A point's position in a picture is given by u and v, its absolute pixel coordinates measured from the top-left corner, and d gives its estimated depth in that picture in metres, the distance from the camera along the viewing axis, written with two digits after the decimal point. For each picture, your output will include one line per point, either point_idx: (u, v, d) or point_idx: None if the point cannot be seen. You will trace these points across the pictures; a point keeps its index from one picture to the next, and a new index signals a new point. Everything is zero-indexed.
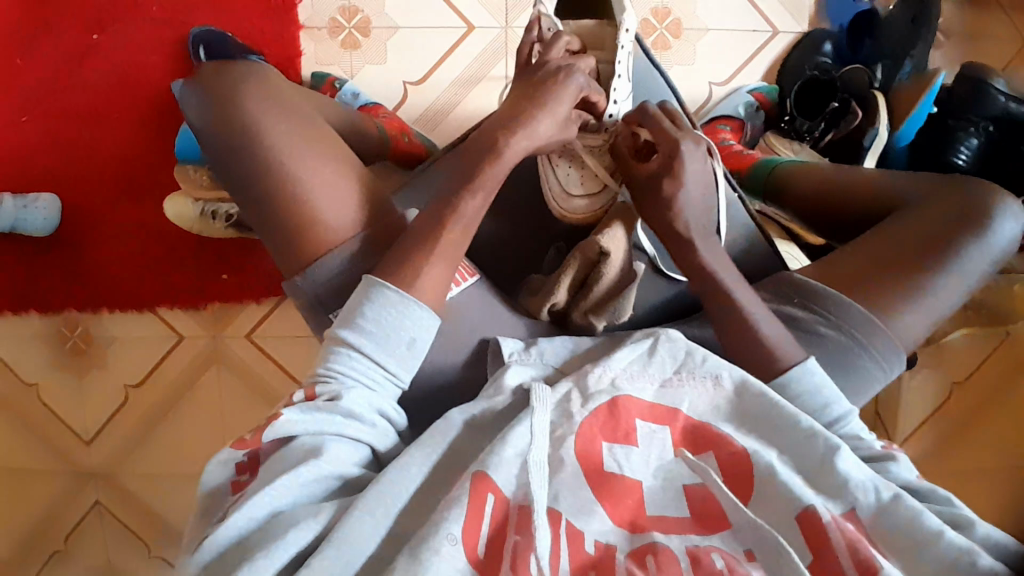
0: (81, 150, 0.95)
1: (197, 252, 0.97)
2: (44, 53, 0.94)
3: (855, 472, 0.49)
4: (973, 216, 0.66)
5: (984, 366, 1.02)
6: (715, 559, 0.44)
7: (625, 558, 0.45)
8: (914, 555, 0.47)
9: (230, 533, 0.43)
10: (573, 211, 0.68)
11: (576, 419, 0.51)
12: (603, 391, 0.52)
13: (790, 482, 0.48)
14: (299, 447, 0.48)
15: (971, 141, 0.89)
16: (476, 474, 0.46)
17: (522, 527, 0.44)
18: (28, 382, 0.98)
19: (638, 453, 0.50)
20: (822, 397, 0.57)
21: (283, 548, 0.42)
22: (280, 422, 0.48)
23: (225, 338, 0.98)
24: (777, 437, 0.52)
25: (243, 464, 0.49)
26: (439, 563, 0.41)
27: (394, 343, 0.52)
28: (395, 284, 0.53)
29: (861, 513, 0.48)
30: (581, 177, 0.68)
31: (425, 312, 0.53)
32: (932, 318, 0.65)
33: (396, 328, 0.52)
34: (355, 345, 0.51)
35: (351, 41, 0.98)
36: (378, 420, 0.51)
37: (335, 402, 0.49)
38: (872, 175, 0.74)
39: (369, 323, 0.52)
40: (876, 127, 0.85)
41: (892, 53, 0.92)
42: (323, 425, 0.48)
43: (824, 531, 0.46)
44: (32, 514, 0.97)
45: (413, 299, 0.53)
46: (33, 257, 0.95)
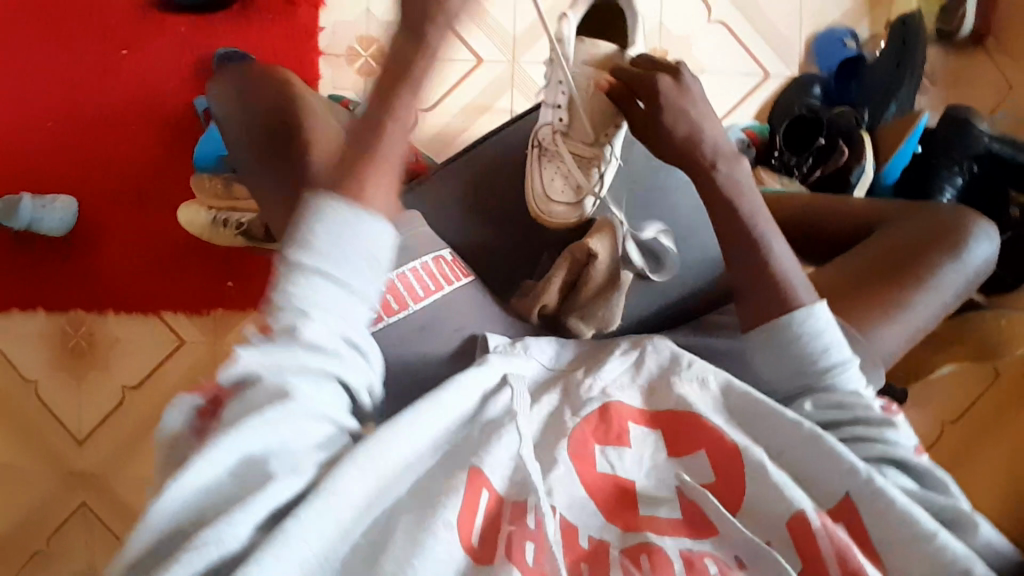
0: (103, 158, 1.01)
1: (206, 260, 1.01)
2: (76, 65, 1.01)
3: (846, 454, 0.55)
4: (947, 238, 0.70)
5: (974, 406, 1.03)
6: (707, 563, 0.49)
7: (619, 554, 0.50)
8: (909, 548, 0.52)
9: (186, 489, 0.43)
10: (551, 215, 0.73)
11: (568, 425, 0.56)
12: (594, 400, 0.58)
13: (780, 482, 0.54)
14: (259, 389, 0.46)
15: (955, 179, 0.93)
16: (472, 467, 0.51)
17: (516, 519, 0.50)
18: (26, 377, 1.00)
19: (630, 454, 0.55)
20: (823, 341, 0.59)
21: (259, 503, 0.43)
22: (236, 361, 0.46)
23: (226, 345, 1.01)
24: (764, 434, 0.58)
25: (205, 409, 0.49)
26: (436, 543, 0.46)
27: (352, 260, 0.47)
28: (347, 200, 0.48)
29: (855, 497, 0.54)
30: (563, 186, 0.73)
31: (378, 223, 0.48)
32: (913, 332, 0.68)
33: (348, 241, 0.47)
34: (316, 270, 0.46)
35: (367, 68, 1.05)
36: (344, 348, 0.48)
37: (294, 334, 0.46)
38: (858, 204, 0.78)
39: (319, 243, 0.46)
40: (864, 165, 0.90)
41: (877, 96, 0.99)
42: (286, 359, 0.46)
43: (812, 537, 0.51)
44: (18, 511, 0.98)
45: (362, 210, 0.48)
46: (47, 256, 1.00)
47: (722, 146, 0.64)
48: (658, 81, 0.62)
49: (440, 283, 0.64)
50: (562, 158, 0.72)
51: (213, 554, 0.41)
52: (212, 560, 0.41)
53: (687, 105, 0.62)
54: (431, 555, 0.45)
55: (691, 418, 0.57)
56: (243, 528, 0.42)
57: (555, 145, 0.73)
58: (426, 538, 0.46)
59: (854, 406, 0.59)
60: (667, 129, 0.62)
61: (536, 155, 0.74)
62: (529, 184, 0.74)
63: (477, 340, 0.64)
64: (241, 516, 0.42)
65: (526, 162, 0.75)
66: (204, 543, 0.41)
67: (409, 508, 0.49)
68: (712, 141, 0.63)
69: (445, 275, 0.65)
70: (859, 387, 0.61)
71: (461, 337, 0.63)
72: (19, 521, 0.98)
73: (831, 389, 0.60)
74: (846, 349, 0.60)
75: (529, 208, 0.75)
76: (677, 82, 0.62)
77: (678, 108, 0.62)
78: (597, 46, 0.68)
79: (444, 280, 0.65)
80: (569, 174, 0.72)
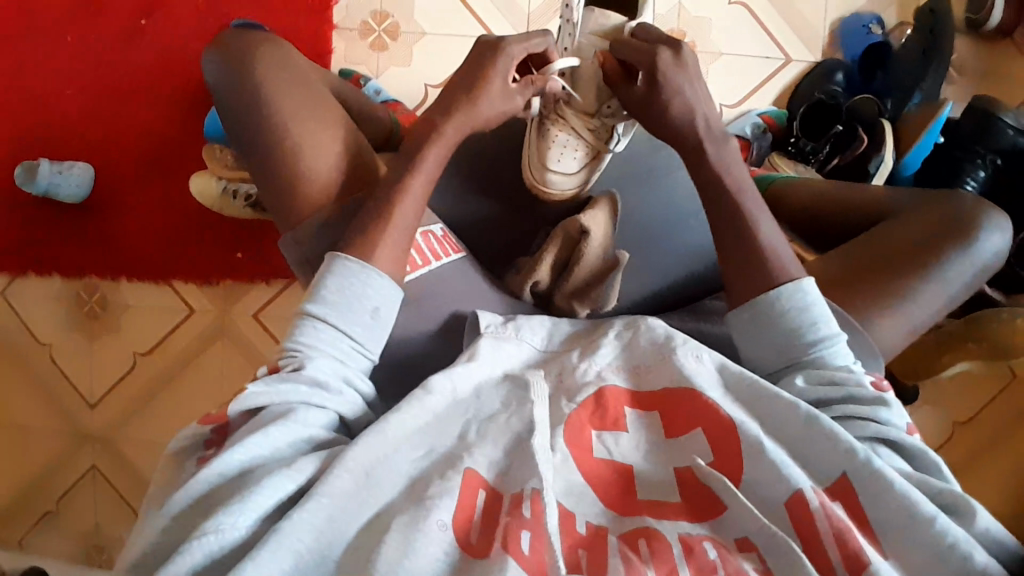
0: (120, 126, 1.02)
1: (215, 230, 1.02)
2: (98, 34, 1.03)
3: (840, 431, 0.52)
4: (959, 228, 0.68)
5: (988, 407, 1.00)
6: (707, 549, 0.47)
7: (617, 540, 0.48)
8: (903, 537, 0.49)
9: (192, 494, 0.46)
10: (548, 185, 0.72)
11: (564, 410, 0.55)
12: (590, 383, 0.57)
13: (775, 456, 0.51)
14: (269, 414, 0.51)
15: (977, 173, 0.90)
16: (465, 469, 0.50)
17: (513, 510, 0.48)
18: (42, 341, 1.03)
19: (627, 439, 0.54)
20: (811, 315, 0.58)
21: (248, 510, 0.45)
22: (246, 395, 0.52)
23: (232, 315, 1.02)
24: (759, 409, 0.55)
25: (211, 440, 0.53)
26: (428, 542, 0.45)
27: (356, 314, 0.56)
28: (356, 256, 0.57)
29: (852, 478, 0.51)
30: (563, 154, 0.71)
31: (384, 281, 0.57)
32: (914, 325, 0.66)
33: (359, 298, 0.56)
34: (320, 319, 0.55)
35: (380, 43, 1.04)
36: (344, 389, 0.54)
37: (299, 371, 0.53)
38: (876, 192, 0.77)
39: (330, 292, 0.56)
40: (882, 155, 0.87)
41: (902, 84, 0.95)
42: (291, 393, 0.52)
43: (811, 518, 0.49)
44: (33, 468, 1.02)
45: (372, 269, 0.57)
46: (63, 222, 1.02)
47: (715, 124, 0.64)
48: (661, 58, 0.62)
49: (428, 258, 0.66)
50: (566, 125, 0.71)
51: (214, 544, 0.44)
52: (216, 550, 0.44)
53: (683, 82, 0.62)
54: (423, 554, 0.44)
55: (686, 394, 0.55)
56: (246, 521, 0.44)
57: (559, 113, 0.72)
58: (417, 536, 0.45)
59: (846, 382, 0.56)
60: (661, 107, 0.63)
61: (536, 125, 0.73)
62: (529, 152, 0.73)
63: (464, 316, 0.66)
64: (244, 510, 0.45)
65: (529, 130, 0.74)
66: (203, 538, 0.43)
67: (402, 506, 0.48)
68: (706, 116, 0.63)
69: (434, 252, 0.67)
70: (848, 363, 0.57)
71: (448, 315, 0.66)
72: (30, 476, 1.02)
73: (821, 366, 0.57)
74: (834, 324, 0.58)
75: (526, 177, 0.74)
76: (682, 63, 0.62)
77: (677, 86, 0.62)
78: (608, 19, 0.71)
79: (435, 257, 0.67)
80: (570, 142, 0.71)
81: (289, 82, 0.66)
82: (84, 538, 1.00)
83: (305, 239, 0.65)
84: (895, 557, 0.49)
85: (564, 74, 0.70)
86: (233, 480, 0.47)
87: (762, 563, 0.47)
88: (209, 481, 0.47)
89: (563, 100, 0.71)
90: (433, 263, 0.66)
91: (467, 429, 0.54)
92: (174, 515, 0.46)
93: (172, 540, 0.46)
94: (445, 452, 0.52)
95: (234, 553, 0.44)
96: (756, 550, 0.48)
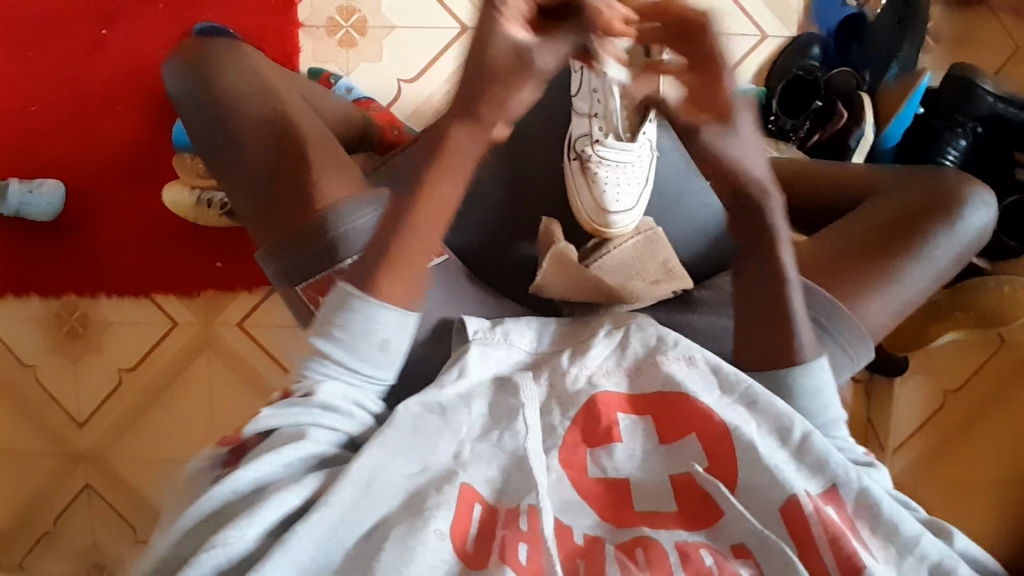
0: (89, 140, 1.00)
1: (192, 242, 1.00)
2: (59, 47, 0.99)
3: (831, 454, 0.54)
4: (944, 205, 0.70)
5: (979, 374, 1.01)
6: (703, 555, 0.49)
7: (614, 549, 0.50)
8: (886, 535, 0.52)
9: (207, 505, 0.48)
10: (605, 225, 0.75)
11: (558, 431, 0.56)
12: (582, 391, 0.58)
13: (772, 465, 0.53)
14: (280, 436, 0.53)
15: (959, 142, 0.90)
16: (461, 484, 0.51)
17: (509, 523, 0.50)
18: (25, 363, 1.01)
19: (621, 449, 0.55)
20: (823, 398, 0.61)
21: (258, 521, 0.46)
22: (259, 418, 0.54)
23: (218, 326, 1.01)
24: (757, 415, 0.56)
25: (228, 459, 0.54)
26: (427, 551, 0.46)
27: (364, 349, 0.56)
28: (361, 290, 0.55)
29: (843, 490, 0.53)
30: (616, 193, 0.74)
31: (390, 313, 0.56)
32: (902, 304, 0.68)
33: (366, 333, 0.56)
34: (327, 354, 0.56)
35: (348, 39, 1.02)
36: (354, 411, 0.56)
37: (310, 396, 0.55)
38: (859, 171, 0.78)
39: (339, 331, 0.56)
40: (863, 128, 0.87)
41: (878, 56, 0.95)
42: (301, 415, 0.54)
43: (805, 521, 0.51)
44: (26, 492, 1.01)
45: (377, 301, 0.55)
46: (36, 241, 1.00)
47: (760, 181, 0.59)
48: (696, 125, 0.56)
49: None
50: (608, 161, 0.74)
51: (222, 556, 0.45)
52: (222, 562, 0.45)
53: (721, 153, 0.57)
54: (423, 561, 0.46)
55: (676, 401, 0.57)
56: (252, 534, 0.46)
57: (598, 154, 0.74)
58: (416, 546, 0.46)
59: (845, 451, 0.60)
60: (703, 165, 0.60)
61: (579, 168, 0.75)
62: (580, 199, 0.75)
63: (451, 321, 0.67)
64: (252, 523, 0.46)
65: (569, 169, 0.76)
66: (210, 551, 0.45)
67: (400, 516, 0.49)
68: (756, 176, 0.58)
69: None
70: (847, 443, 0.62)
71: (436, 319, 0.67)
72: (24, 499, 1.01)
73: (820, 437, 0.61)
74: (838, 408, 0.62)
75: (581, 221, 0.76)
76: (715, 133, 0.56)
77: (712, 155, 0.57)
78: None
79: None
80: (620, 179, 0.74)
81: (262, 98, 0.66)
82: (82, 559, 1.00)
83: (279, 251, 0.65)
84: (887, 551, 0.51)
85: (598, 115, 0.74)
86: (247, 495, 0.49)
87: (759, 566, 0.49)
88: (225, 495, 0.48)
89: (603, 142, 0.74)
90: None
91: (461, 448, 0.55)
92: (186, 529, 0.47)
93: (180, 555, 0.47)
94: (441, 468, 0.53)
95: (238, 566, 0.46)
96: (754, 555, 0.50)
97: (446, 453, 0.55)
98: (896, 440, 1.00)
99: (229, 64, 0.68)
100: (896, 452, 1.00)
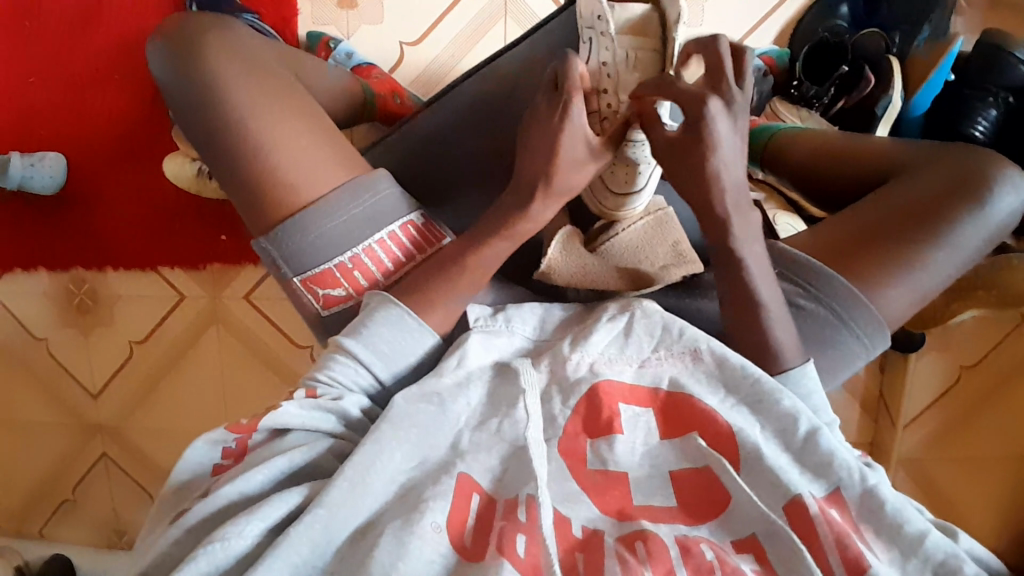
0: (86, 111, 0.97)
1: (196, 213, 0.98)
2: (50, 12, 0.96)
3: (836, 450, 0.54)
4: (974, 188, 0.66)
5: (996, 350, 0.99)
6: (704, 550, 0.49)
7: (614, 543, 0.49)
8: (891, 532, 0.51)
9: (200, 514, 0.49)
10: (614, 208, 0.71)
11: (559, 422, 0.55)
12: (583, 381, 0.57)
13: (776, 466, 0.53)
14: (291, 440, 0.54)
15: (989, 112, 0.86)
16: (458, 474, 0.51)
17: (508, 514, 0.50)
18: (36, 336, 1.02)
19: (622, 442, 0.54)
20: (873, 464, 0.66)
21: (261, 518, 0.48)
22: (279, 412, 0.54)
23: (224, 298, 1.01)
24: (762, 414, 0.56)
25: (230, 448, 0.55)
26: (423, 546, 0.46)
27: (393, 365, 0.59)
28: (413, 311, 0.60)
29: (847, 493, 0.53)
30: (621, 176, 0.69)
31: (429, 337, 0.60)
32: (919, 294, 0.65)
33: (402, 352, 0.59)
34: (360, 359, 0.58)
35: (347, 0, 0.98)
36: (362, 419, 0.57)
37: (335, 402, 0.56)
38: (884, 143, 0.74)
39: (378, 342, 0.58)
40: (890, 95, 0.83)
41: (910, 17, 0.91)
42: (322, 419, 0.55)
43: (810, 522, 0.50)
44: (47, 461, 1.04)
45: (426, 326, 0.60)
46: (40, 215, 0.99)
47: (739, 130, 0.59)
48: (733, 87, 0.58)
49: (410, 251, 0.66)
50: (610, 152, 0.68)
51: (220, 554, 0.46)
52: (222, 561, 0.46)
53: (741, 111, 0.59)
54: (417, 557, 0.46)
55: (682, 401, 0.56)
56: (250, 532, 0.47)
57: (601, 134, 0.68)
58: (412, 541, 0.46)
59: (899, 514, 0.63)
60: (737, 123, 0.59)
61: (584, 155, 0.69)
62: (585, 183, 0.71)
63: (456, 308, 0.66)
64: (249, 522, 0.47)
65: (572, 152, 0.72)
66: (205, 553, 0.46)
67: (396, 512, 0.49)
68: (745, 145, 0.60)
69: (401, 245, 0.66)
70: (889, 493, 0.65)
71: None
72: (46, 466, 1.04)
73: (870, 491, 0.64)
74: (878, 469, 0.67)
75: (588, 202, 0.73)
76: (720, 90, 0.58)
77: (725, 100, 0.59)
78: (628, 9, 0.65)
79: (395, 257, 0.65)
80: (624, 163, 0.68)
81: (260, 87, 0.65)
82: (103, 523, 1.05)
83: (273, 239, 0.64)
84: (890, 553, 0.51)
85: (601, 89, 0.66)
86: (244, 491, 0.50)
87: (763, 560, 0.49)
88: (227, 499, 0.50)
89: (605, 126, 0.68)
90: (377, 236, 0.65)
91: (459, 437, 0.55)
92: (185, 529, 0.49)
93: (181, 547, 0.49)
94: (438, 460, 0.53)
95: (236, 564, 0.47)
96: (757, 550, 0.50)
97: (445, 446, 0.54)
98: (907, 417, 1.01)
99: (219, 47, 0.65)
100: (908, 428, 1.01)
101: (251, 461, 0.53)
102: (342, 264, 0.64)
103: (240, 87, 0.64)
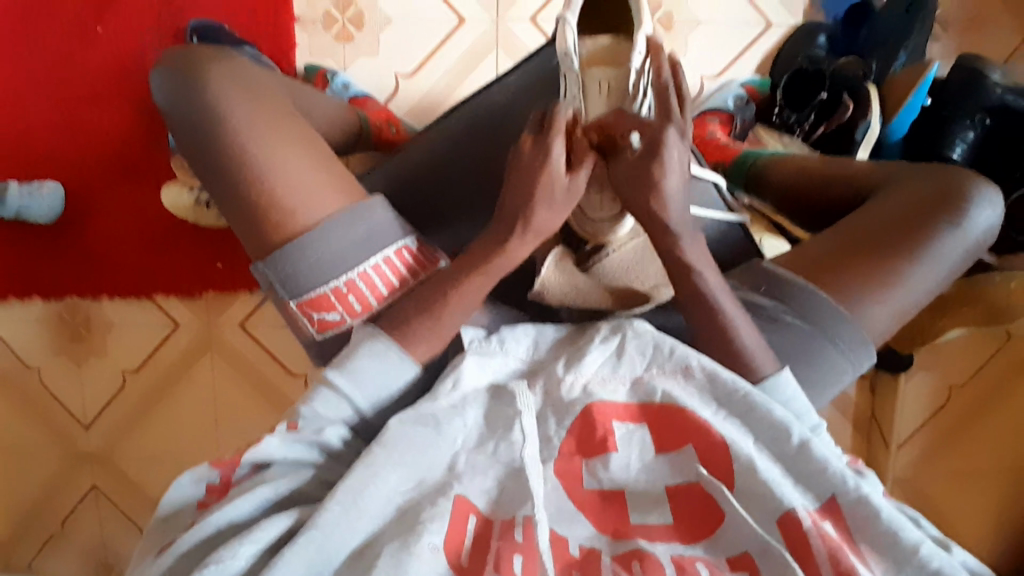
0: (84, 141, 0.98)
1: (192, 242, 0.99)
2: (48, 44, 0.97)
3: (830, 459, 0.54)
4: (953, 205, 0.68)
5: (984, 368, 1.01)
6: (698, 568, 0.50)
7: (611, 561, 0.50)
8: (887, 546, 0.51)
9: (196, 539, 0.49)
10: (600, 233, 0.71)
11: (554, 441, 0.56)
12: (577, 401, 0.57)
13: (771, 480, 0.53)
14: (270, 473, 0.54)
15: (967, 134, 0.89)
16: (455, 496, 0.51)
17: (504, 535, 0.50)
18: (27, 365, 1.01)
19: (617, 459, 0.55)
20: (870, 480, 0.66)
21: (257, 542, 0.48)
22: (259, 447, 0.54)
23: (220, 326, 1.02)
24: (755, 428, 0.57)
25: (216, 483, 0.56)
26: (420, 566, 0.46)
27: (373, 396, 0.59)
28: (395, 344, 0.60)
29: (842, 501, 0.53)
30: (602, 202, 0.71)
31: (410, 368, 0.60)
32: (903, 308, 0.67)
33: (381, 383, 0.59)
34: (339, 391, 0.58)
35: (344, 33, 1.01)
36: (344, 449, 0.57)
37: (316, 435, 0.56)
38: (864, 165, 0.76)
39: (358, 372, 0.58)
40: (868, 120, 0.86)
41: (886, 45, 0.96)
42: (303, 450, 0.55)
43: (805, 538, 0.51)
44: (37, 493, 1.03)
45: (404, 358, 0.60)
46: (34, 244, 0.98)
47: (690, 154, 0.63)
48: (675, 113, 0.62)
49: (401, 278, 0.67)
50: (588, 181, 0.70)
51: None
52: None
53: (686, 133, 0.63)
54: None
55: (677, 416, 0.57)
56: (247, 553, 0.47)
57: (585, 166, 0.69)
58: (410, 563, 0.46)
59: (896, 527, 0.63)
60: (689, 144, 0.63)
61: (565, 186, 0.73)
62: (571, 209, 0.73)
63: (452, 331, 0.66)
64: (245, 545, 0.47)
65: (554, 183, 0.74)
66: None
67: (394, 533, 0.49)
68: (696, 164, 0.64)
69: (397, 272, 0.67)
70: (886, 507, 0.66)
71: None
72: (35, 499, 1.03)
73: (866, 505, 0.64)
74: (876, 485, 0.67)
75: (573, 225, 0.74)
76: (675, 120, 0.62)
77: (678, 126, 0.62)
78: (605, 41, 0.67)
79: (390, 284, 0.67)
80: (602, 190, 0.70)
81: (257, 114, 0.66)
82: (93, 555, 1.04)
83: (269, 262, 0.65)
84: (883, 566, 0.51)
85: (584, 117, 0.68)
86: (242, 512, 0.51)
87: None
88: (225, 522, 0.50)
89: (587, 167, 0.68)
90: (372, 260, 0.66)
91: (455, 458, 0.55)
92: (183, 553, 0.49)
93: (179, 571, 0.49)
94: (436, 480, 0.53)
95: None
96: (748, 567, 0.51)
97: (443, 466, 0.55)
98: (899, 437, 1.02)
99: (219, 77, 0.67)
100: (900, 448, 1.02)
101: (244, 487, 0.53)
102: (336, 288, 0.65)
103: (240, 114, 0.66)
